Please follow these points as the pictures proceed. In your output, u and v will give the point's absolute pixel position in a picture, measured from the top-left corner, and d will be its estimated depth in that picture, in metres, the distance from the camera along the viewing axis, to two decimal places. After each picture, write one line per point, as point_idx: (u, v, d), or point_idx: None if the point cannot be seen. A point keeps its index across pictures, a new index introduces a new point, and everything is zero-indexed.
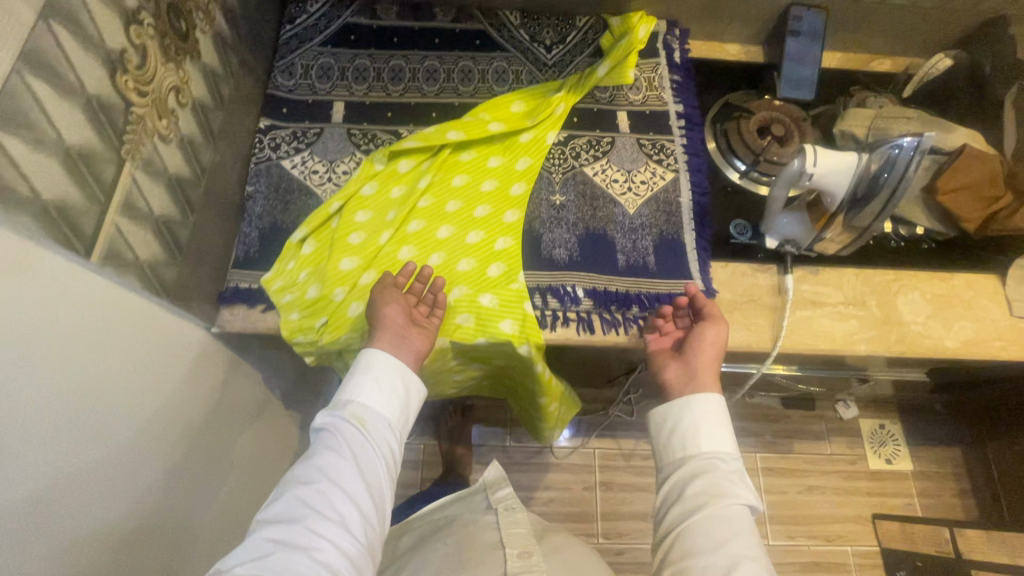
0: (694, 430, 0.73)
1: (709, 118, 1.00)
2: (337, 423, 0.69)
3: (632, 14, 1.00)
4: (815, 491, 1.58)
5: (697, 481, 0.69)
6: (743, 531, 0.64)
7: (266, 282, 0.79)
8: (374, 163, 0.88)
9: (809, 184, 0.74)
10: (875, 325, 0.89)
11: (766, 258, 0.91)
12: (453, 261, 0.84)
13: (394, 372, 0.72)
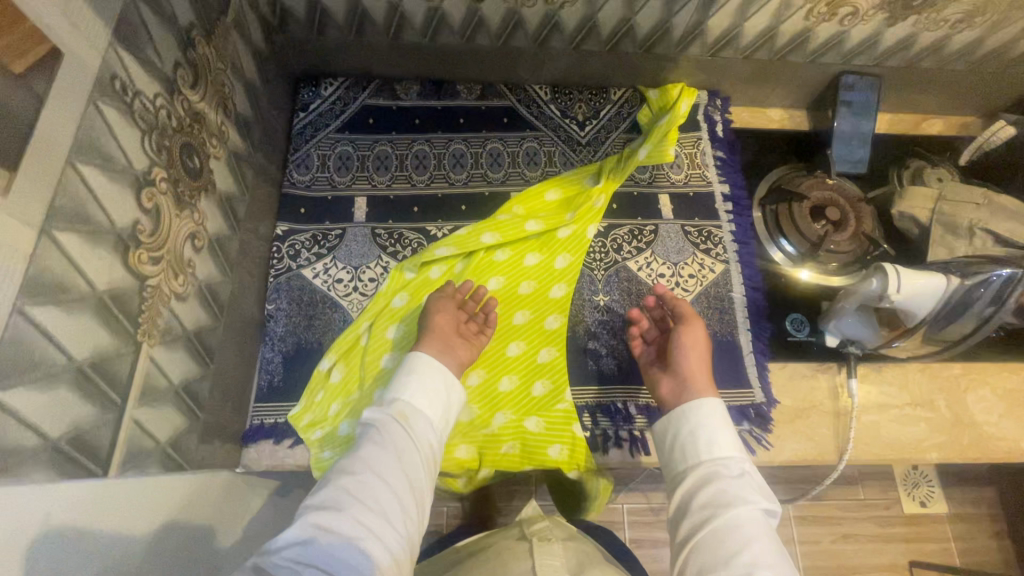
0: (694, 426, 0.66)
1: (757, 199, 0.93)
2: (380, 420, 0.63)
3: (671, 86, 0.92)
4: (848, 536, 1.12)
5: (704, 488, 0.61)
6: (757, 534, 0.56)
7: (294, 418, 0.72)
8: (404, 271, 0.81)
9: (890, 305, 0.69)
10: (944, 428, 0.83)
11: (827, 358, 0.84)
12: (494, 379, 0.78)
13: (440, 372, 0.68)
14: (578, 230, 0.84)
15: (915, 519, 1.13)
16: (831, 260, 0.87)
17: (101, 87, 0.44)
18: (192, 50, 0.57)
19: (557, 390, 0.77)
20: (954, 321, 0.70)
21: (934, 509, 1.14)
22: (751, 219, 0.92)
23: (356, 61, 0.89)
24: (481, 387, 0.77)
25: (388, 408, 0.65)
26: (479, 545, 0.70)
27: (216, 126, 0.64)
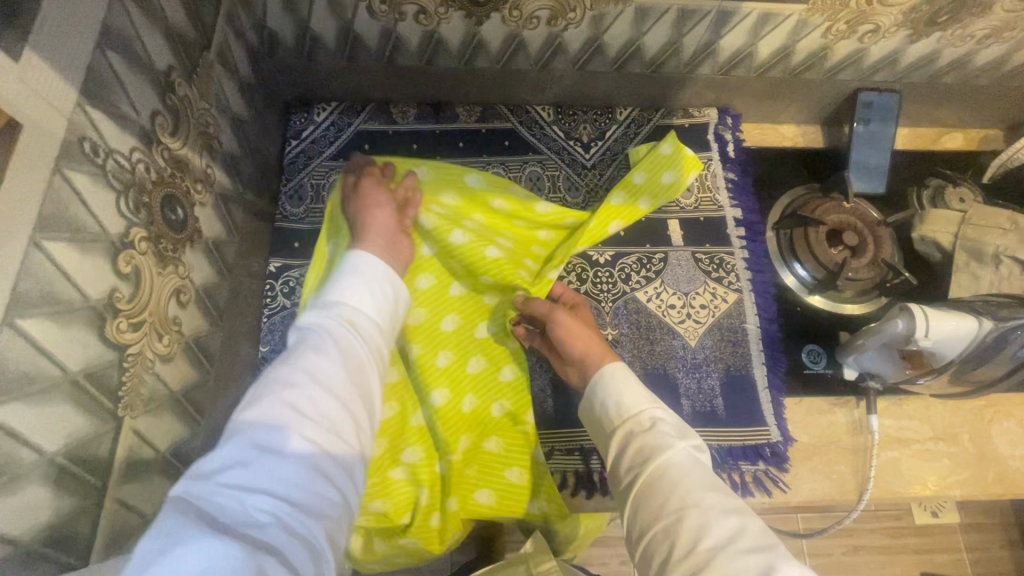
0: (604, 390, 0.59)
1: (770, 222, 0.89)
2: (324, 324, 0.50)
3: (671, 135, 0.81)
4: (857, 549, 1.06)
5: (626, 449, 0.54)
6: (685, 475, 0.49)
7: None
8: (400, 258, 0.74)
9: (917, 348, 0.64)
10: (968, 463, 0.79)
11: (845, 391, 0.81)
12: (456, 399, 0.72)
13: (382, 272, 0.58)
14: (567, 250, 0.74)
15: (926, 530, 1.08)
16: (849, 288, 0.83)
17: (67, 154, 0.40)
18: (171, 94, 0.54)
19: (517, 413, 0.72)
20: (985, 361, 0.65)
21: (946, 518, 1.09)
22: (766, 244, 0.88)
23: (350, 86, 0.85)
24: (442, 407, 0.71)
25: (335, 310, 0.51)
26: None
27: (200, 170, 0.60)
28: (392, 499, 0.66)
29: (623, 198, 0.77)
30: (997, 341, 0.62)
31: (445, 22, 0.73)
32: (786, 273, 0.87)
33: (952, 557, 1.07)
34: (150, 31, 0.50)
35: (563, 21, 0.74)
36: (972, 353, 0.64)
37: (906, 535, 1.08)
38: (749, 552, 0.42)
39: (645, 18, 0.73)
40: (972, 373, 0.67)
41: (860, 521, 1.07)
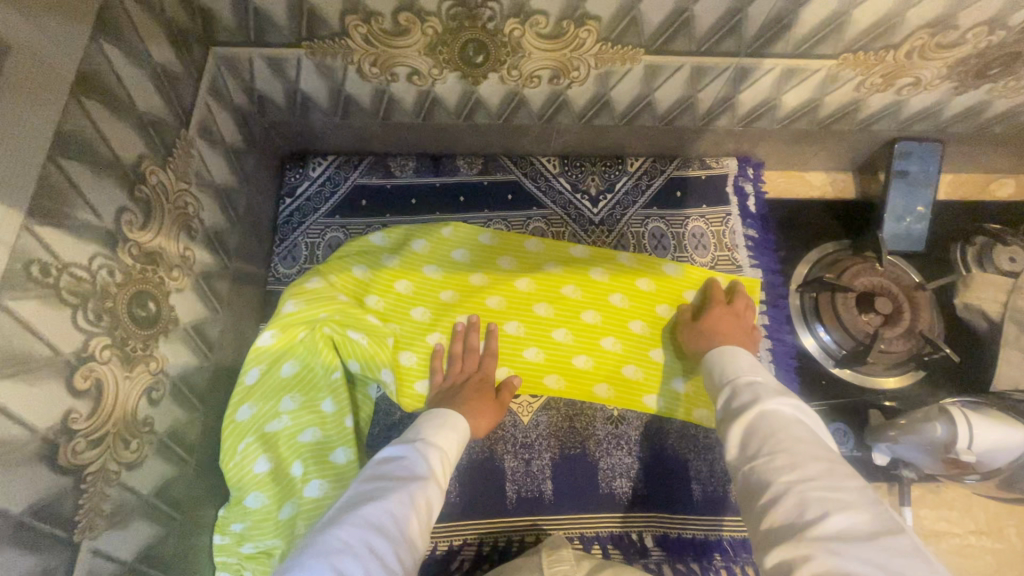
0: (721, 364, 0.64)
1: (795, 282, 0.82)
2: (426, 455, 0.59)
3: (737, 278, 0.81)
4: None
5: (735, 396, 0.57)
6: (786, 428, 0.49)
7: (232, 414, 0.66)
8: (400, 283, 0.79)
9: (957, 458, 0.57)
10: (1014, 560, 0.71)
11: (875, 475, 0.74)
12: (298, 428, 0.67)
13: (464, 436, 0.65)
14: (576, 346, 0.78)
15: None
16: (881, 361, 0.75)
17: (11, 285, 0.38)
18: (141, 185, 0.51)
19: None
20: None
21: None
22: (788, 308, 0.81)
23: (345, 140, 0.82)
24: (293, 414, 0.68)
25: (431, 445, 0.60)
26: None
27: (178, 255, 0.57)
28: (241, 485, 0.65)
29: None
30: None
31: (440, 82, 0.69)
32: (807, 337, 0.80)
33: None
34: (114, 127, 0.47)
35: (566, 79, 0.68)
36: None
37: None
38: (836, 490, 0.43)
39: (656, 76, 0.68)
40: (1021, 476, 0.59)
41: None
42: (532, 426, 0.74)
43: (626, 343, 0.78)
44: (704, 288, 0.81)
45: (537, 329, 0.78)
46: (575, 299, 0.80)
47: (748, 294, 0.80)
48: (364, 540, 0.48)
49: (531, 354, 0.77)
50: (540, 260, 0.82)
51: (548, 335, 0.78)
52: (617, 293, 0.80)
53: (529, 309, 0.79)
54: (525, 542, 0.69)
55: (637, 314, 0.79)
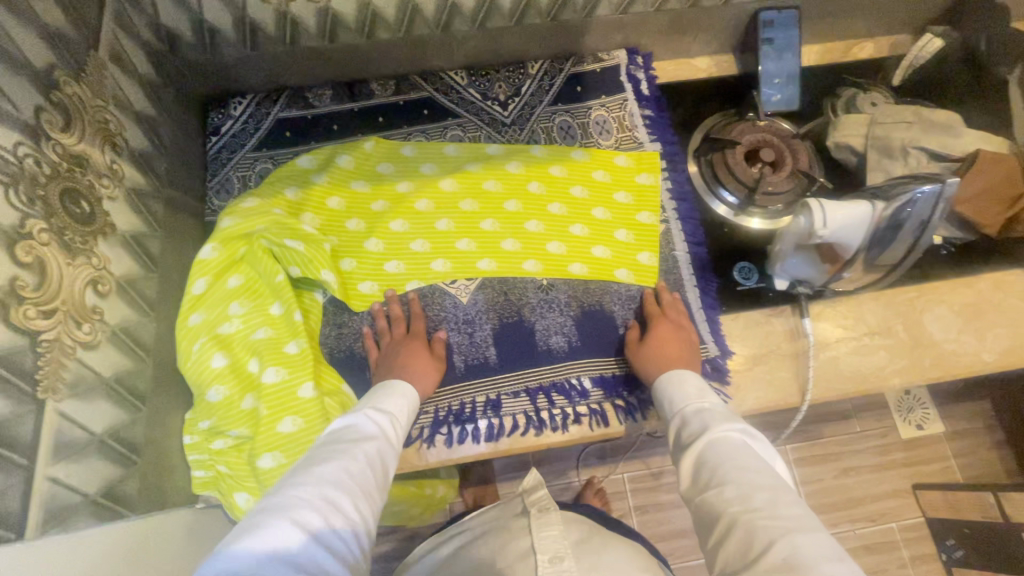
0: (671, 384, 0.70)
1: (690, 151, 0.92)
2: (377, 422, 0.64)
3: (639, 154, 0.89)
4: (847, 473, 1.47)
5: (685, 425, 0.64)
6: (734, 455, 0.57)
7: (186, 320, 0.71)
8: (332, 200, 0.84)
9: (822, 240, 0.66)
10: (903, 353, 0.82)
11: (779, 301, 0.83)
12: (249, 329, 0.73)
13: (415, 403, 0.70)
14: (502, 232, 0.85)
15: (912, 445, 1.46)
16: (771, 203, 0.85)
17: None
18: (57, 92, 0.55)
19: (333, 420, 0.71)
20: (888, 241, 0.67)
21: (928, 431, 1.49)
22: (689, 174, 0.90)
23: (261, 75, 0.87)
24: (243, 318, 0.73)
25: (383, 413, 0.66)
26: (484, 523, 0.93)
27: (105, 166, 0.62)
28: (203, 384, 0.70)
29: (611, 207, 0.87)
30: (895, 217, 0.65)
31: None
32: (710, 197, 0.89)
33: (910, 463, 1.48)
34: (22, 32, 0.52)
35: None
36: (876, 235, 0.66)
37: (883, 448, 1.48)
38: (784, 516, 0.50)
39: None
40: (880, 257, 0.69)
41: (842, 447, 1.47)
42: (471, 304, 0.81)
43: (548, 223, 0.85)
44: (612, 166, 0.89)
45: (467, 221, 0.85)
46: (497, 191, 0.87)
47: (649, 167, 0.89)
48: (322, 496, 0.53)
49: (463, 245, 0.84)
50: (460, 163, 0.89)
51: (477, 226, 0.85)
52: (534, 181, 0.88)
53: (455, 206, 0.86)
54: (477, 403, 0.76)
55: (555, 197, 0.87)
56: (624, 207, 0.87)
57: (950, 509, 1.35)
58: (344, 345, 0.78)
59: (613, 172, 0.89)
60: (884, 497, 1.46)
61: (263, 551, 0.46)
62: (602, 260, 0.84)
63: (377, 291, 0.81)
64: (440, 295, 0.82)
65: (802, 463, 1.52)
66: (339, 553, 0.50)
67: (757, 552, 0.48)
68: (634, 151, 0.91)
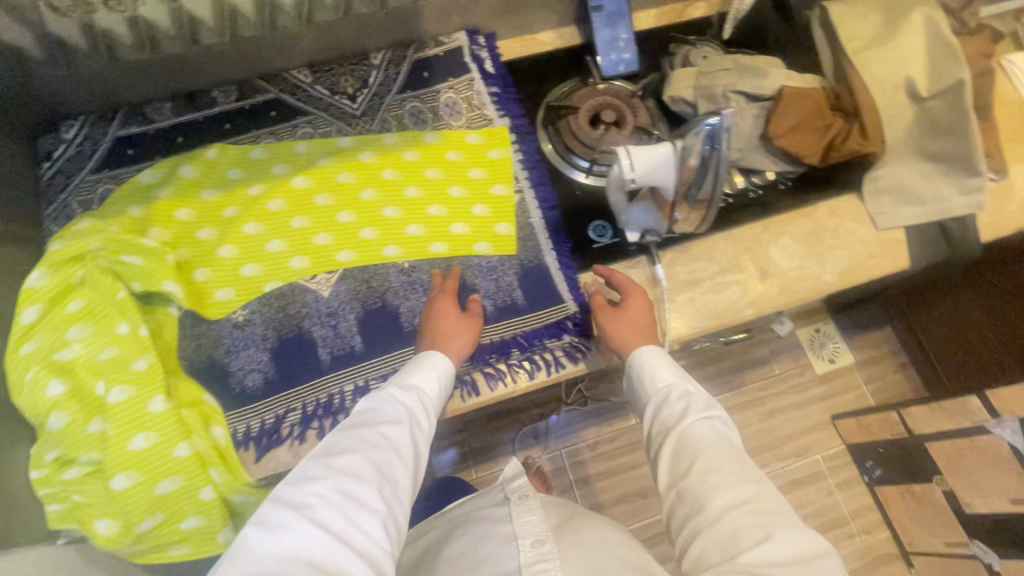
0: (643, 360, 0.71)
1: (539, 122, 0.94)
2: (405, 402, 0.66)
3: (489, 130, 0.92)
4: (772, 413, 1.59)
5: (659, 411, 0.67)
6: (708, 446, 0.61)
7: (18, 351, 0.69)
8: (182, 211, 0.83)
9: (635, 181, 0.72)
10: (753, 286, 0.87)
11: (633, 253, 0.86)
12: (93, 350, 0.70)
13: (450, 374, 0.72)
14: (361, 221, 0.85)
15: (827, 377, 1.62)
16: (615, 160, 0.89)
17: None
18: None
19: (193, 430, 0.70)
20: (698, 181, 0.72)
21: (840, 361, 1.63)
22: (539, 143, 0.93)
23: (89, 94, 0.85)
24: (86, 341, 0.70)
25: (410, 391, 0.68)
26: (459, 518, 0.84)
27: None
28: (47, 413, 0.67)
29: (465, 183, 0.88)
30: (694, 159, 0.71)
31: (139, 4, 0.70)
32: (560, 162, 0.92)
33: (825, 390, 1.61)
34: None
35: None
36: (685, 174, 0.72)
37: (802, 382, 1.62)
38: (758, 511, 0.55)
39: None
40: (698, 197, 0.75)
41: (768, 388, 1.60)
42: (332, 297, 0.81)
43: (405, 206, 0.86)
44: (464, 144, 0.91)
45: (324, 214, 0.85)
46: (351, 182, 0.87)
47: (499, 141, 0.91)
48: (341, 488, 0.56)
49: (321, 239, 0.84)
50: (312, 159, 0.89)
51: (334, 218, 0.85)
52: (388, 168, 0.89)
53: (311, 202, 0.86)
54: (345, 392, 0.76)
55: (411, 181, 0.88)
56: (479, 182, 0.89)
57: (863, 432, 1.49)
58: (203, 356, 0.77)
59: (466, 150, 0.91)
60: (811, 430, 1.58)
61: (286, 551, 0.50)
62: (461, 236, 0.85)
63: (235, 296, 0.80)
64: (301, 292, 0.81)
65: (731, 409, 1.63)
66: (366, 542, 0.53)
67: (736, 548, 0.52)
68: (485, 127, 0.93)
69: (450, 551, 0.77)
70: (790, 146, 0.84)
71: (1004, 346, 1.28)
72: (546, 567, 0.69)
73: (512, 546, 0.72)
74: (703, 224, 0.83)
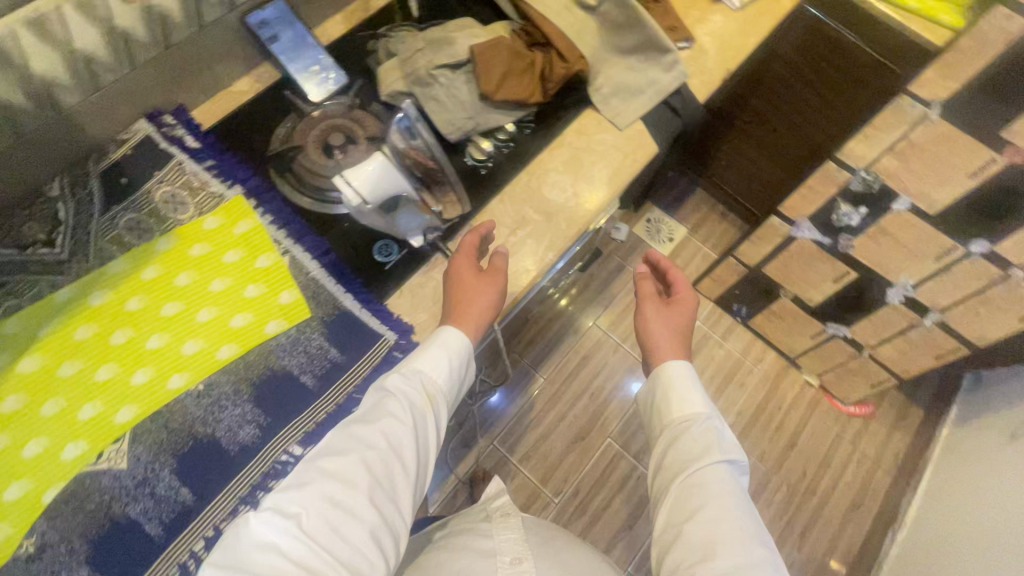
0: (671, 377, 0.81)
1: (274, 173, 0.87)
2: (407, 392, 0.71)
3: (223, 206, 0.84)
4: (648, 308, 1.76)
5: (679, 436, 0.77)
6: (716, 495, 0.69)
7: None
8: None
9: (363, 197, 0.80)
10: (545, 229, 0.90)
11: (426, 255, 0.85)
12: None
13: (456, 353, 0.76)
14: (129, 368, 0.74)
15: (672, 256, 1.83)
16: None
17: None
18: None
19: None
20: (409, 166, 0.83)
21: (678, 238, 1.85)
22: (284, 193, 0.86)
23: None
24: None
25: (416, 377, 0.73)
26: (446, 535, 0.90)
27: None
28: None
29: (225, 273, 0.80)
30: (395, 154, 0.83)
31: None
32: (314, 204, 0.86)
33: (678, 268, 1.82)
34: None
35: None
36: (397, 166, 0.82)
37: None
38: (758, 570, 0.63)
39: None
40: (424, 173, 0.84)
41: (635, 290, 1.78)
42: (134, 464, 0.70)
43: (171, 329, 0.76)
44: (204, 232, 0.82)
45: (80, 382, 0.73)
46: (96, 333, 0.75)
47: (241, 213, 0.84)
48: (331, 498, 0.62)
49: (89, 411, 0.71)
50: (33, 331, 0.74)
51: (95, 381, 0.73)
52: (131, 297, 0.77)
53: (58, 377, 0.72)
54: (198, 551, 0.68)
55: (164, 298, 0.78)
56: (239, 265, 0.81)
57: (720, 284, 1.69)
58: None
59: (210, 238, 0.82)
60: None
61: (273, 549, 0.58)
62: (245, 327, 0.78)
63: (13, 527, 0.66)
64: (93, 480, 0.69)
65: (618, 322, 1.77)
66: (353, 551, 0.60)
67: None
68: (218, 204, 0.84)
69: (438, 555, 0.82)
70: (508, 95, 0.89)
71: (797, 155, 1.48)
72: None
73: (492, 561, 0.79)
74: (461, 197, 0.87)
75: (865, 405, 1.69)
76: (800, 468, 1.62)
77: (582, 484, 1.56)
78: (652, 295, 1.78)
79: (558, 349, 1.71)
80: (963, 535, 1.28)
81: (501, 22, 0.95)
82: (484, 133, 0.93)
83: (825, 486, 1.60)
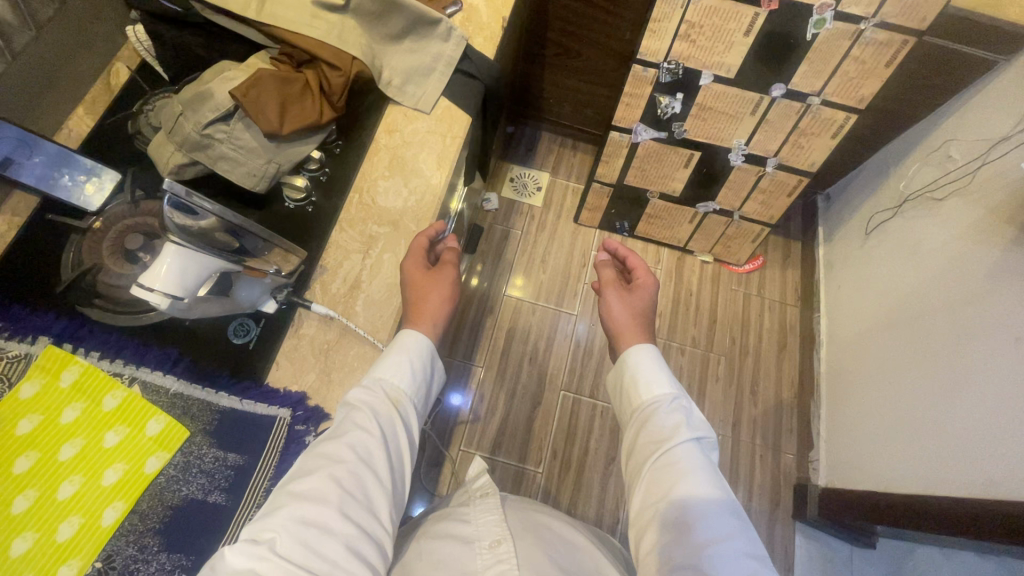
0: (637, 361, 0.84)
1: (80, 303, 0.77)
2: (370, 401, 0.72)
3: (33, 365, 0.71)
4: (545, 258, 1.80)
5: (647, 416, 0.79)
6: (687, 470, 0.70)
7: None
8: None
9: (180, 291, 0.68)
10: (397, 236, 0.86)
11: (288, 316, 0.80)
12: None
13: (414, 362, 0.77)
14: None
15: (546, 203, 1.87)
16: None
17: None
18: None
19: None
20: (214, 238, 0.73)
21: (545, 182, 1.89)
22: (99, 319, 0.77)
23: None
24: None
25: (378, 386, 0.73)
26: (427, 523, 0.85)
27: None
28: None
29: (72, 435, 0.69)
30: (187, 228, 0.71)
31: None
32: (142, 316, 0.79)
33: (555, 211, 1.86)
34: None
35: None
36: (199, 241, 0.71)
37: (539, 220, 1.85)
38: (732, 543, 0.64)
39: None
40: (232, 243, 0.76)
41: (527, 246, 1.81)
42: None
43: (35, 522, 0.66)
44: (22, 403, 0.69)
45: None
46: None
47: (61, 363, 0.71)
48: (305, 515, 0.61)
49: None
50: None
51: None
52: None
53: None
54: None
55: (9, 495, 0.66)
56: (86, 419, 0.70)
57: (597, 211, 1.74)
58: None
59: (36, 407, 0.69)
60: (574, 241, 1.82)
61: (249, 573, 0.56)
62: (125, 480, 0.69)
63: None
64: None
65: (526, 282, 1.77)
66: (332, 566, 0.59)
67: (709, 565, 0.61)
68: (25, 364, 0.71)
69: (422, 546, 0.78)
70: (296, 123, 0.84)
71: (612, 65, 1.52)
72: (504, 567, 0.72)
73: (472, 550, 0.75)
74: (288, 248, 0.82)
75: (757, 259, 1.82)
76: (729, 336, 1.75)
77: (556, 444, 1.59)
78: (543, 244, 1.81)
79: (482, 333, 1.70)
80: (864, 328, 1.46)
81: (257, 54, 0.90)
82: (293, 171, 0.89)
83: (754, 340, 1.75)
